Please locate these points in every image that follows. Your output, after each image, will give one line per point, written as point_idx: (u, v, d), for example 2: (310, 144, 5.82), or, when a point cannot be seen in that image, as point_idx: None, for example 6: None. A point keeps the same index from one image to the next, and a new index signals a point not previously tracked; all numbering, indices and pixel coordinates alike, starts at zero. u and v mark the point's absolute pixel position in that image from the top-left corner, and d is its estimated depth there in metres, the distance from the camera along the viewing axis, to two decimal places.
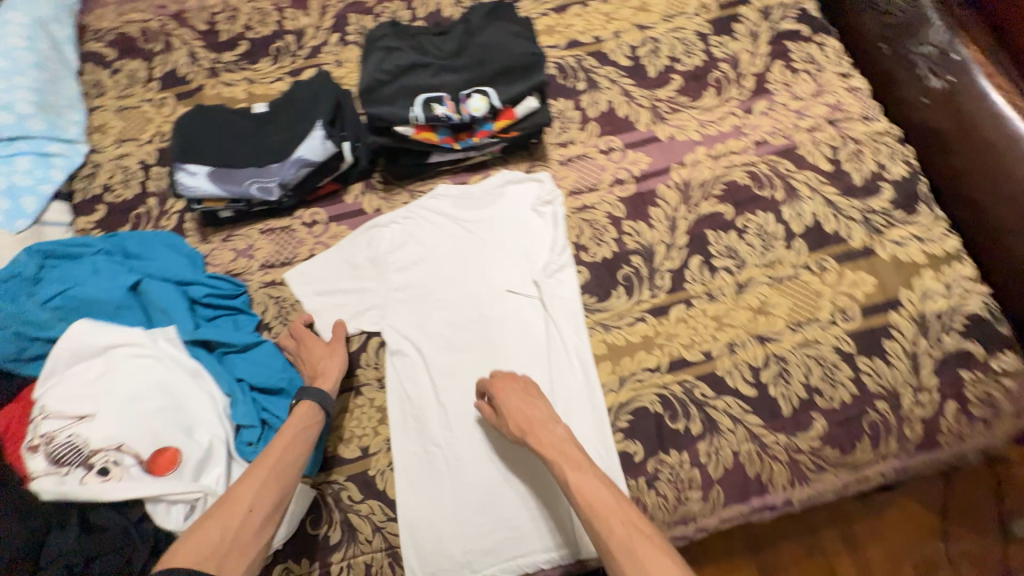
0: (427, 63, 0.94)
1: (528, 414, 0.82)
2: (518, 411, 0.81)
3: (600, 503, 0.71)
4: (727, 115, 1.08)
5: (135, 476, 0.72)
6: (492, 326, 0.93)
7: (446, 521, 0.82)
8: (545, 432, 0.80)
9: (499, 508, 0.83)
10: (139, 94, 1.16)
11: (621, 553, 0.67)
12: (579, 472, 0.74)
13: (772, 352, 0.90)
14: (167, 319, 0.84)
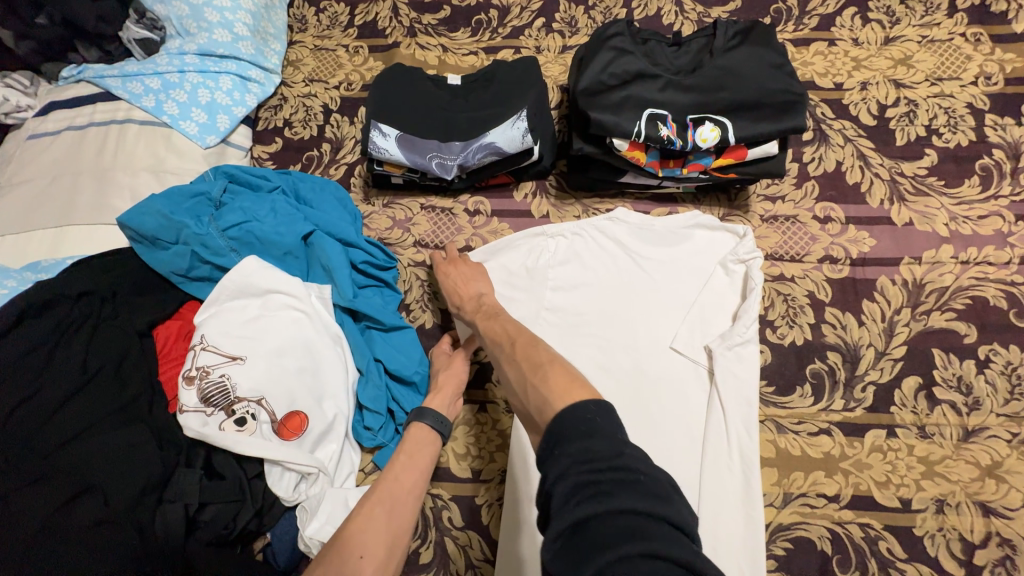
0: (657, 74, 0.82)
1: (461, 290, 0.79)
2: (455, 288, 0.80)
3: (499, 331, 0.67)
4: (991, 215, 0.87)
5: (266, 435, 0.70)
6: (645, 384, 0.81)
7: None
8: (471, 302, 0.77)
9: None
10: (336, 37, 1.15)
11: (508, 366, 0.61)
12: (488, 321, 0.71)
13: (995, 530, 0.71)
14: (326, 278, 0.81)
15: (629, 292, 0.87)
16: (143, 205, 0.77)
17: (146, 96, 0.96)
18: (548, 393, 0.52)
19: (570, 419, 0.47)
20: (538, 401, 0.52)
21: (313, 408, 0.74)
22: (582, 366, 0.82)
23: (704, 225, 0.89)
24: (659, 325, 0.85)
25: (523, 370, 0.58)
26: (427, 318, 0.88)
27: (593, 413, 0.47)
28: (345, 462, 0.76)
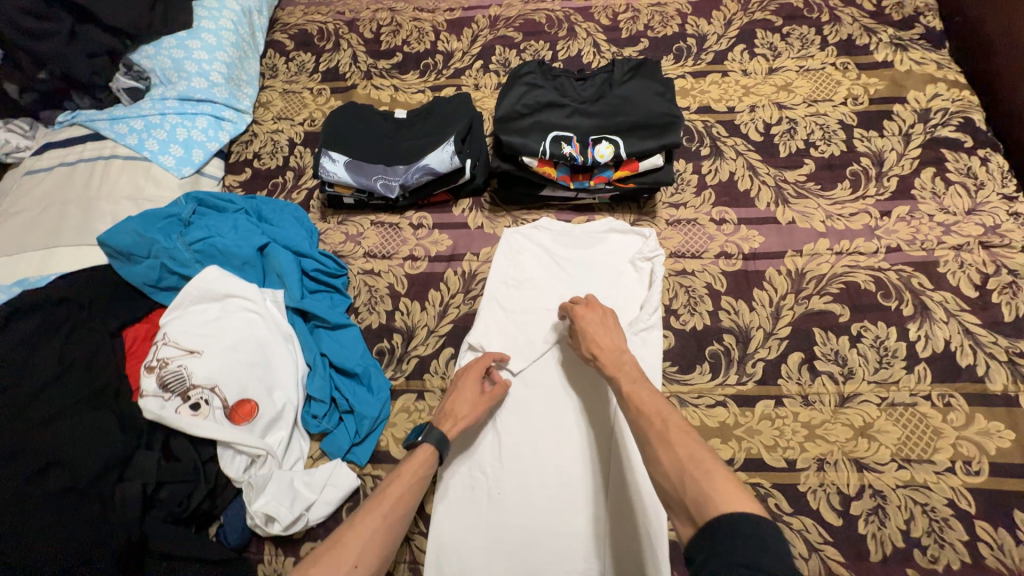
0: (563, 104, 0.98)
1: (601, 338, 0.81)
2: (593, 334, 0.82)
3: (649, 402, 0.68)
4: (860, 213, 1.00)
5: (217, 419, 0.79)
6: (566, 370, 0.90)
7: (474, 554, 0.79)
8: (610, 355, 0.79)
9: (531, 559, 0.78)
10: (303, 82, 1.31)
11: (660, 446, 0.62)
12: (636, 386, 0.72)
13: (868, 483, 0.80)
14: (279, 284, 0.93)
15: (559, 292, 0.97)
16: (120, 226, 0.91)
17: (131, 135, 1.11)
18: (715, 497, 0.53)
19: (730, 530, 0.50)
20: (698, 497, 0.55)
21: (262, 396, 0.83)
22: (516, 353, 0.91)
23: (616, 231, 1.02)
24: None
25: (680, 459, 0.59)
26: (373, 319, 0.99)
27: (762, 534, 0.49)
28: (293, 448, 0.85)
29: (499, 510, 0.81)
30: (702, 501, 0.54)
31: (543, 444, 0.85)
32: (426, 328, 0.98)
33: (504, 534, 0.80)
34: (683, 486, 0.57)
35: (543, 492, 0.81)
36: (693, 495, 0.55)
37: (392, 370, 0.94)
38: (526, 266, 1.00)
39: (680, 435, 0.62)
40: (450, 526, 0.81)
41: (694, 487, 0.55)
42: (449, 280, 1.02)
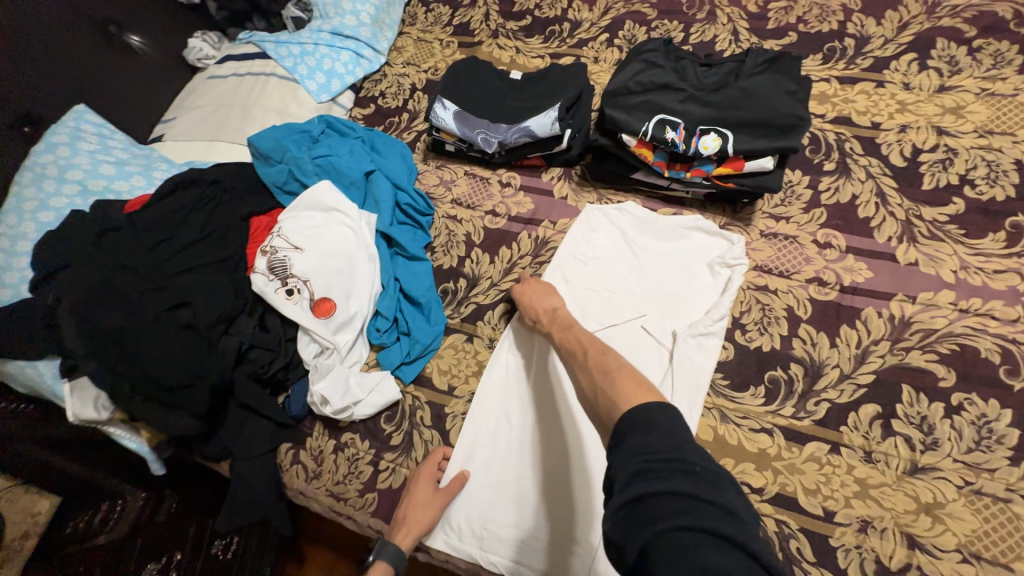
0: (679, 88, 0.94)
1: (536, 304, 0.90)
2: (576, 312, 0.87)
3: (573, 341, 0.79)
4: (1009, 272, 0.84)
5: (303, 307, 0.93)
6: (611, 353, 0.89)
7: (482, 490, 0.85)
8: (545, 316, 0.87)
9: (530, 513, 0.81)
10: (436, 33, 1.40)
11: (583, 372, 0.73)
12: (564, 332, 0.82)
13: (916, 563, 0.71)
14: (375, 209, 1.04)
15: (625, 278, 0.96)
16: (265, 131, 1.07)
17: (288, 59, 1.29)
18: (620, 400, 0.62)
19: (642, 423, 0.56)
20: (610, 405, 0.63)
21: (341, 301, 0.96)
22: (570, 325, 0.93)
23: (701, 229, 0.97)
24: (640, 304, 0.93)
25: (595, 378, 0.69)
26: (445, 260, 1.07)
27: (656, 415, 0.56)
28: (355, 352, 0.97)
29: (511, 460, 0.86)
30: (611, 404, 0.63)
31: (565, 413, 0.86)
32: (490, 280, 1.04)
33: (510, 480, 0.84)
34: (596, 399, 0.66)
35: (551, 452, 0.84)
36: (607, 407, 0.63)
37: (451, 310, 1.02)
38: (596, 247, 1.00)
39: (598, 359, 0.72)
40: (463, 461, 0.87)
41: (607, 400, 0.64)
42: (521, 241, 1.06)
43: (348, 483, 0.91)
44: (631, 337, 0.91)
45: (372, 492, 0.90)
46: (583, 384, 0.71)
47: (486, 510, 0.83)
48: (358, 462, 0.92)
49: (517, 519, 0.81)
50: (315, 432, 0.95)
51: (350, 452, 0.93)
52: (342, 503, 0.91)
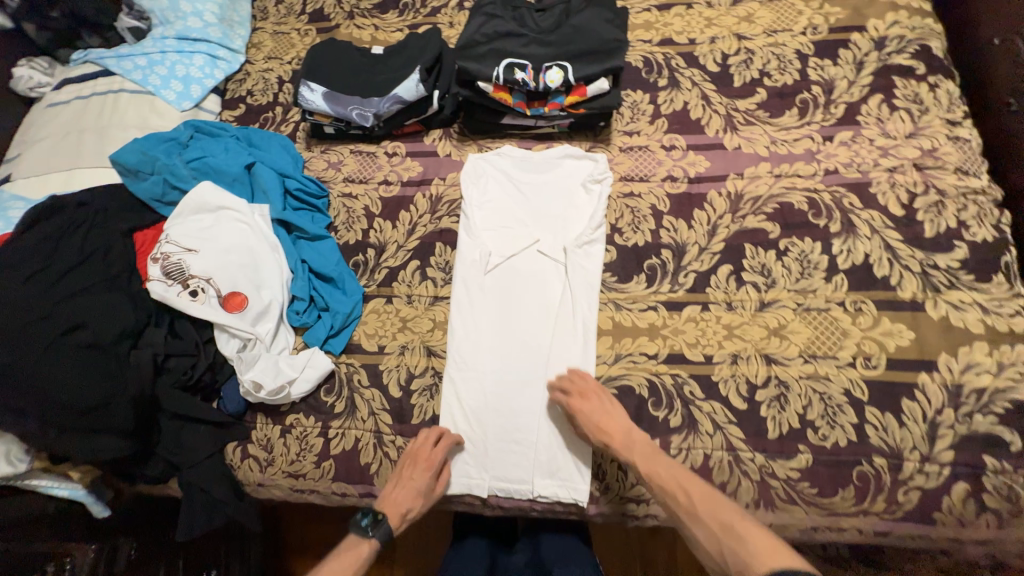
0: (521, 34, 1.05)
1: (612, 420, 0.85)
2: (604, 424, 0.85)
3: (667, 477, 0.78)
4: (804, 138, 1.05)
5: (213, 305, 0.94)
6: (529, 274, 1.01)
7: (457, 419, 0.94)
8: (624, 440, 0.84)
9: (502, 424, 0.93)
10: (291, 23, 1.40)
11: (691, 520, 0.74)
12: (649, 462, 0.81)
13: (775, 374, 0.89)
14: (265, 199, 1.06)
15: (515, 212, 1.07)
16: (127, 146, 1.04)
17: (135, 71, 1.23)
18: (754, 559, 0.65)
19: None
20: (741, 565, 0.67)
21: (251, 292, 0.97)
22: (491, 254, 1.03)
23: (571, 155, 1.10)
24: (532, 231, 1.04)
25: (715, 531, 0.71)
26: (350, 236, 1.11)
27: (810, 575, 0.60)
28: (280, 339, 0.99)
29: (472, 387, 0.95)
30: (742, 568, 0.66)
31: (505, 334, 0.98)
32: (396, 244, 1.10)
33: (504, 397, 0.94)
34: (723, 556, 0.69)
35: (537, 361, 0.95)
36: (736, 564, 0.67)
37: (366, 279, 1.07)
38: (498, 191, 1.09)
39: (719, 504, 0.74)
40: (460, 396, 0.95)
41: (733, 557, 0.68)
42: (418, 202, 1.13)
43: (303, 459, 0.95)
44: (528, 262, 1.02)
45: (329, 460, 0.95)
46: (707, 544, 0.72)
47: (495, 426, 0.93)
48: (308, 438, 0.96)
49: (525, 425, 0.92)
50: (258, 423, 0.97)
51: (298, 431, 0.96)
52: (302, 479, 0.95)
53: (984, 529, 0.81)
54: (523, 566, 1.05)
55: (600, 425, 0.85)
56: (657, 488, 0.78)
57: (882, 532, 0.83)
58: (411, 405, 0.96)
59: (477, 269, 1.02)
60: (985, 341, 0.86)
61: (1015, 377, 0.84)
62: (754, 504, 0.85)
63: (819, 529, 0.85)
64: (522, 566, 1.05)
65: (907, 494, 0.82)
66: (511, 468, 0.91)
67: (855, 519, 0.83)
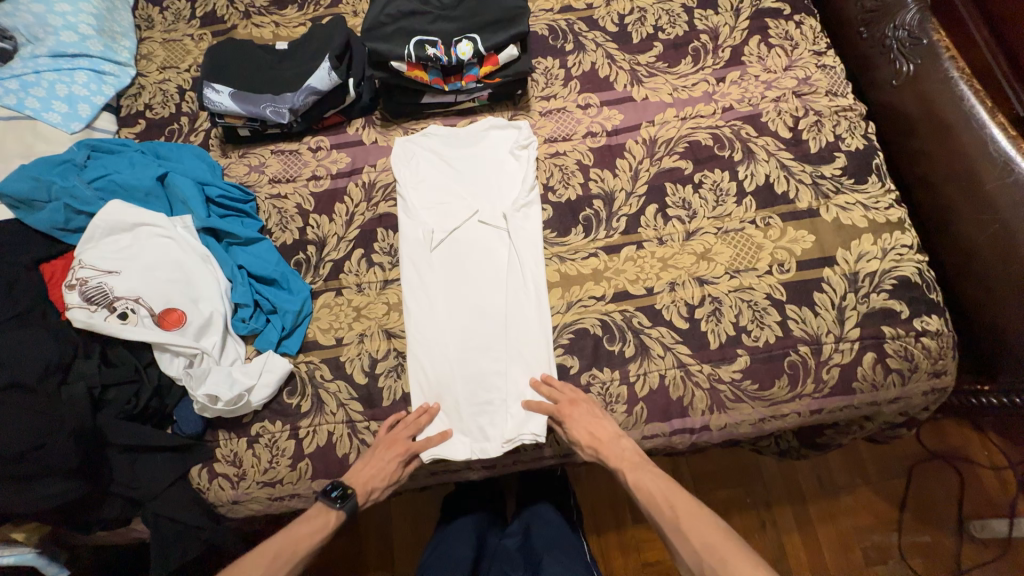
0: (425, 11, 1.07)
1: (598, 430, 0.90)
2: (591, 431, 0.90)
3: (659, 496, 0.85)
4: (701, 82, 1.16)
5: (147, 324, 0.89)
6: (475, 244, 1.05)
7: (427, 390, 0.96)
8: (614, 447, 0.89)
9: (470, 389, 0.96)
10: (181, 30, 1.32)
11: (680, 535, 0.80)
12: (638, 476, 0.87)
13: (708, 293, 0.99)
14: (185, 209, 1.00)
15: (449, 188, 1.09)
16: (14, 175, 0.95)
17: (7, 96, 1.12)
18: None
19: None
20: None
21: (188, 305, 0.93)
22: (434, 232, 1.05)
23: (494, 125, 1.14)
24: (470, 203, 1.07)
25: (699, 551, 0.77)
26: (286, 236, 1.08)
27: None
28: (229, 350, 0.96)
29: (436, 358, 0.97)
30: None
31: (461, 303, 1.01)
32: (336, 236, 1.08)
33: (469, 362, 0.97)
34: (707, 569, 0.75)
35: (494, 324, 0.99)
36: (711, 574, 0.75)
37: (311, 276, 1.05)
38: (429, 169, 1.11)
39: (695, 518, 0.81)
40: (425, 370, 0.97)
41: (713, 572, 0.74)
42: (351, 192, 1.12)
43: (276, 465, 0.93)
44: (470, 232, 1.05)
45: (304, 460, 0.93)
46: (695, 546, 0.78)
47: (463, 391, 0.96)
48: (277, 443, 0.94)
49: (492, 386, 0.96)
50: (220, 439, 0.93)
51: (266, 439, 0.93)
52: (279, 486, 0.93)
53: (892, 388, 0.95)
54: (515, 549, 1.13)
55: (585, 435, 0.89)
56: (642, 491, 0.86)
57: (815, 410, 0.96)
58: (380, 389, 0.97)
59: (422, 248, 1.04)
60: (870, 232, 1.01)
61: (896, 258, 0.99)
62: (709, 410, 0.94)
63: (765, 419, 0.96)
64: (513, 549, 1.13)
65: (829, 371, 0.94)
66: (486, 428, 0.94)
67: (792, 403, 0.95)
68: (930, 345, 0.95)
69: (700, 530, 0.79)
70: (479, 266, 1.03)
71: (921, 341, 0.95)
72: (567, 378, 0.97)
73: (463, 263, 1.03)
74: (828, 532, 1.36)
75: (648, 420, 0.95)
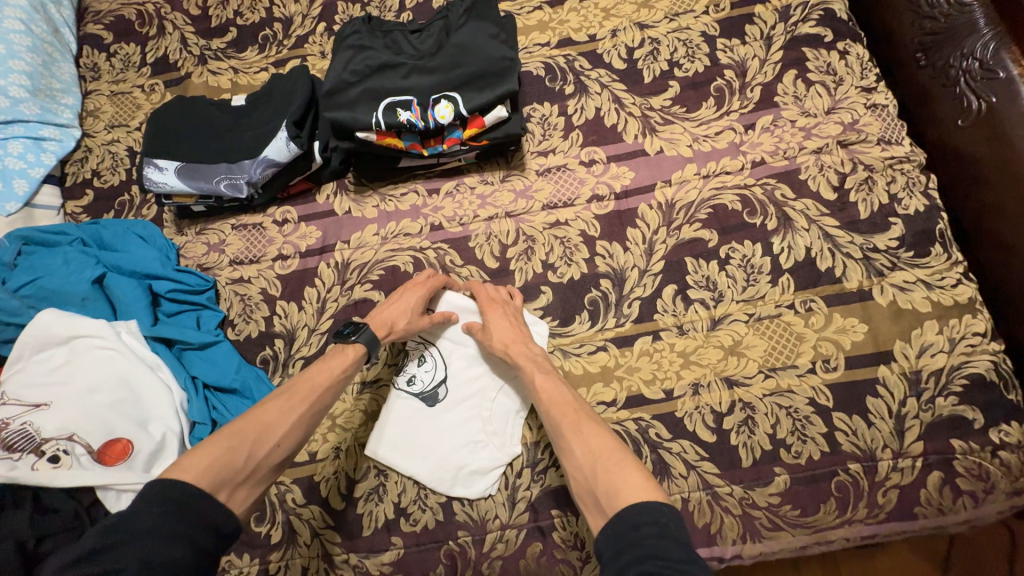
0: (398, 64, 0.92)
1: (511, 330, 0.85)
2: (505, 335, 0.84)
3: (555, 395, 0.75)
4: (725, 130, 0.98)
5: (84, 464, 0.77)
6: (467, 373, 0.90)
7: (400, 457, 0.85)
8: (521, 348, 0.83)
9: (447, 458, 0.85)
10: (131, 79, 1.17)
11: (571, 436, 0.69)
12: (548, 377, 0.78)
13: (738, 398, 0.84)
14: (129, 313, 0.89)
15: (460, 379, 0.89)
16: None
17: None
18: (622, 491, 0.61)
19: (638, 520, 0.56)
20: (610, 492, 0.61)
21: (136, 431, 0.81)
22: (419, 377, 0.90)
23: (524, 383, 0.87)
24: (465, 373, 0.90)
25: (591, 454, 0.66)
26: (252, 328, 0.95)
27: (662, 517, 0.56)
28: None
29: (411, 443, 0.86)
30: (611, 495, 0.61)
31: (442, 423, 0.87)
32: (307, 328, 0.95)
33: (444, 450, 0.86)
34: (596, 480, 0.64)
35: (475, 437, 0.86)
36: (604, 488, 0.62)
37: (279, 377, 0.92)
38: (478, 443, 0.86)
39: (585, 423, 0.70)
40: (397, 450, 0.86)
41: (604, 481, 0.63)
42: (323, 273, 0.98)
43: None
44: (456, 410, 0.88)
45: None
46: (589, 443, 0.68)
47: (440, 456, 0.85)
48: None
49: (473, 459, 0.85)
50: None
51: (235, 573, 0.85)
52: None
53: (964, 511, 0.79)
54: None
55: (504, 333, 0.85)
56: (545, 396, 0.75)
57: (868, 536, 0.81)
58: (359, 515, 0.85)
59: (406, 409, 0.88)
60: (935, 319, 0.84)
61: (967, 350, 0.83)
62: (741, 539, 0.80)
63: (808, 546, 0.81)
64: None
65: (886, 494, 0.79)
66: (479, 467, 0.84)
67: (841, 530, 0.80)
68: (1011, 461, 0.79)
69: (589, 436, 0.68)
70: (459, 439, 0.86)
71: (999, 457, 0.79)
72: (573, 504, 0.83)
73: (450, 392, 0.89)
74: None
75: None
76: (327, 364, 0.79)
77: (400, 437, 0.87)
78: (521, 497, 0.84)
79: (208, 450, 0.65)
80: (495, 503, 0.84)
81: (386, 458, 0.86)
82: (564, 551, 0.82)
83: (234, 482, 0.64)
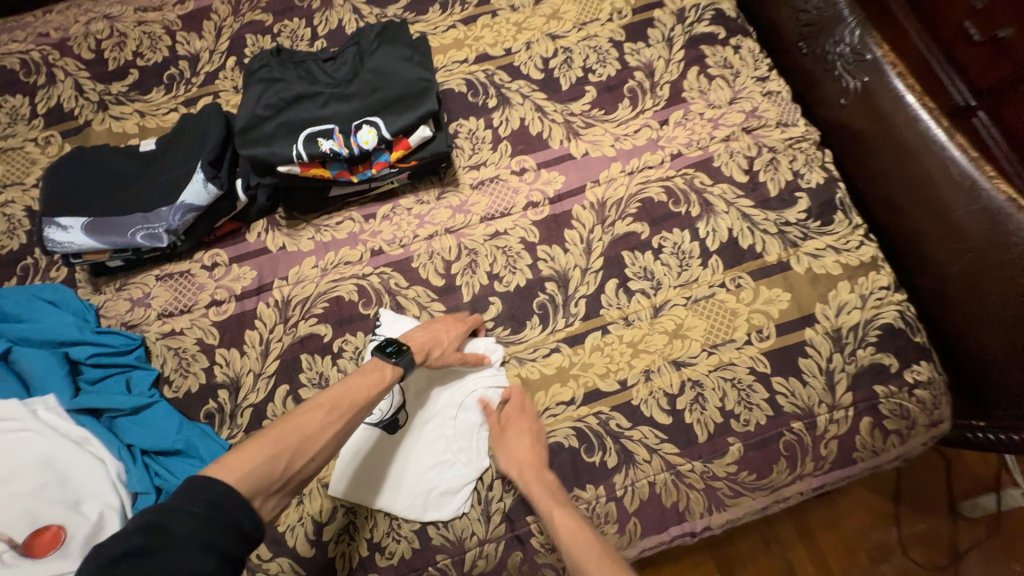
0: (314, 94, 0.90)
1: (525, 438, 0.84)
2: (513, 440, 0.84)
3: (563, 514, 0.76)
4: (642, 127, 1.04)
5: (10, 561, 0.70)
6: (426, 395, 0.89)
7: (369, 493, 0.83)
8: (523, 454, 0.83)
9: (418, 485, 0.84)
10: (21, 134, 1.08)
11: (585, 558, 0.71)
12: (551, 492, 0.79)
13: (687, 377, 0.88)
14: (45, 387, 0.82)
15: (419, 402, 0.88)
16: None
17: None
18: None
19: None
20: None
21: (68, 515, 0.74)
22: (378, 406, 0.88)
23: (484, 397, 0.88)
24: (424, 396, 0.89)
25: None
26: (191, 383, 0.90)
27: None
28: None
29: (378, 477, 0.84)
30: None
31: (408, 450, 0.86)
32: (252, 373, 0.90)
33: (413, 478, 0.84)
34: None
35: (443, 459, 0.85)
36: None
37: (228, 429, 0.87)
38: (447, 464, 0.85)
39: (594, 549, 0.72)
40: (364, 486, 0.84)
41: None
42: (262, 314, 0.94)
43: None
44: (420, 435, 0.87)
45: None
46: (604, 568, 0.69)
47: (409, 485, 0.84)
48: None
49: (443, 482, 0.84)
50: None
51: None
52: None
53: (894, 449, 0.87)
54: None
55: (515, 440, 0.84)
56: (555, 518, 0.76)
57: (818, 486, 0.87)
58: (331, 559, 0.82)
59: (369, 442, 0.86)
60: (846, 279, 0.93)
61: (876, 303, 0.92)
62: (708, 511, 0.84)
63: (768, 506, 0.87)
64: None
65: (827, 445, 0.86)
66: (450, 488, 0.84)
67: (794, 485, 0.86)
68: (925, 397, 0.88)
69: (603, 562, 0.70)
70: (426, 463, 0.85)
71: (915, 395, 0.88)
72: None
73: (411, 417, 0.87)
74: (829, 538, 1.10)
75: (644, 535, 0.84)
76: (367, 378, 0.77)
77: (366, 472, 0.84)
78: (495, 510, 0.84)
79: (250, 456, 0.63)
80: (470, 521, 0.84)
81: (354, 496, 0.83)
82: (544, 556, 0.82)
83: (268, 491, 0.63)
